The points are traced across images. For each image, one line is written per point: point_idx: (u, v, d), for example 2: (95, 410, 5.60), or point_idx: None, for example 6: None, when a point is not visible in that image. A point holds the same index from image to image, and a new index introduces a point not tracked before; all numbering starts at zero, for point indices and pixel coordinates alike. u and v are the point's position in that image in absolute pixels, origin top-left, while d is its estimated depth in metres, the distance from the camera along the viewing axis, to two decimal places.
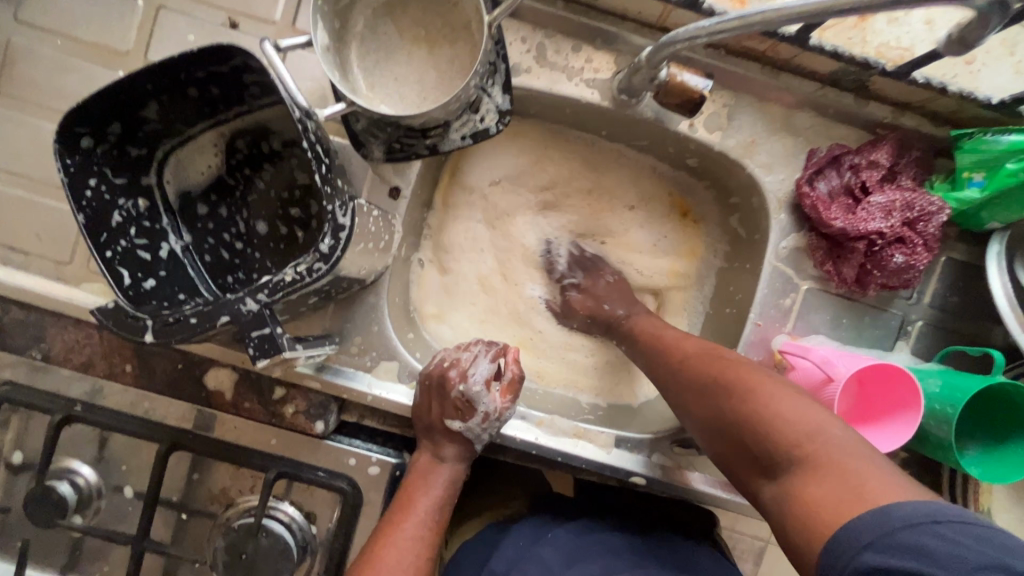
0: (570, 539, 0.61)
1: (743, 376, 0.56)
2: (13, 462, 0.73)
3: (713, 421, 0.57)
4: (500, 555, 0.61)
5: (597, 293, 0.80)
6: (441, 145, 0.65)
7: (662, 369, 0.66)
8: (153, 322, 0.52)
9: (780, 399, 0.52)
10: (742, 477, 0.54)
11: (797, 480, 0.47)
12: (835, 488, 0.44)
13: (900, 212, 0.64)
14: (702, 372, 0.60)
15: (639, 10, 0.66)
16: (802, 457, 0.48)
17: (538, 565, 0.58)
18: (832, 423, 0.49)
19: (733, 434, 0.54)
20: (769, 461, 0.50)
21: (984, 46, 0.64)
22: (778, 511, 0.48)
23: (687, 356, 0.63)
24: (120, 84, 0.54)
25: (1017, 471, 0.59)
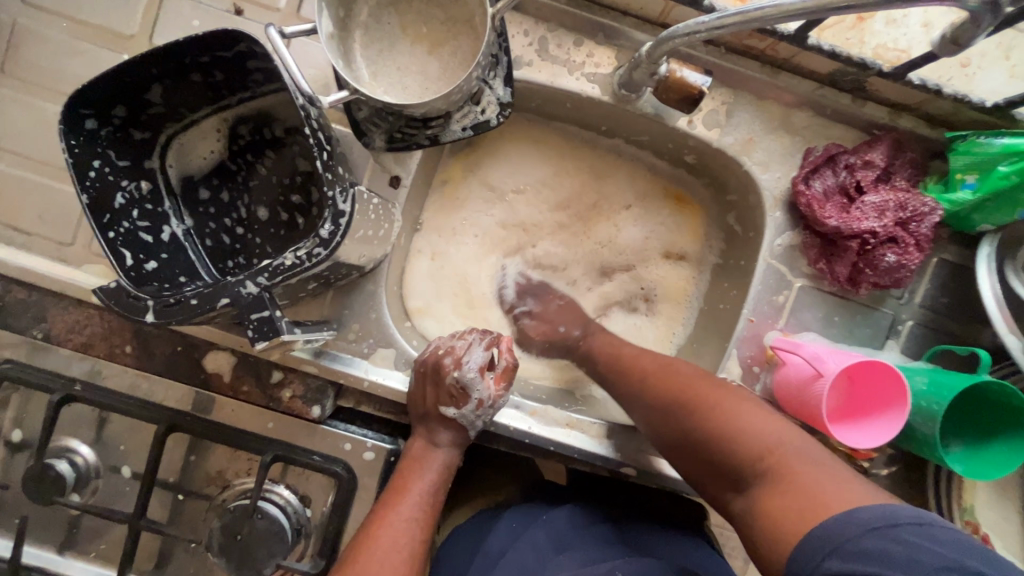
0: (561, 523, 0.63)
1: (703, 391, 0.59)
2: (13, 440, 0.74)
3: (678, 437, 0.59)
4: (493, 538, 0.62)
5: (549, 316, 0.79)
6: (441, 135, 0.66)
7: (620, 381, 0.68)
8: (155, 303, 0.53)
9: (739, 415, 0.55)
10: (709, 490, 0.57)
11: (761, 490, 0.50)
12: (796, 497, 0.47)
13: (893, 212, 0.65)
14: (660, 391, 0.62)
15: (641, 5, 0.66)
16: (765, 468, 0.51)
17: (529, 547, 0.59)
18: (787, 431, 0.53)
19: (698, 449, 0.57)
20: (736, 475, 0.53)
21: (980, 50, 0.65)
22: (744, 521, 0.51)
23: (646, 373, 0.65)
24: (126, 66, 0.55)
25: (1001, 469, 0.60)
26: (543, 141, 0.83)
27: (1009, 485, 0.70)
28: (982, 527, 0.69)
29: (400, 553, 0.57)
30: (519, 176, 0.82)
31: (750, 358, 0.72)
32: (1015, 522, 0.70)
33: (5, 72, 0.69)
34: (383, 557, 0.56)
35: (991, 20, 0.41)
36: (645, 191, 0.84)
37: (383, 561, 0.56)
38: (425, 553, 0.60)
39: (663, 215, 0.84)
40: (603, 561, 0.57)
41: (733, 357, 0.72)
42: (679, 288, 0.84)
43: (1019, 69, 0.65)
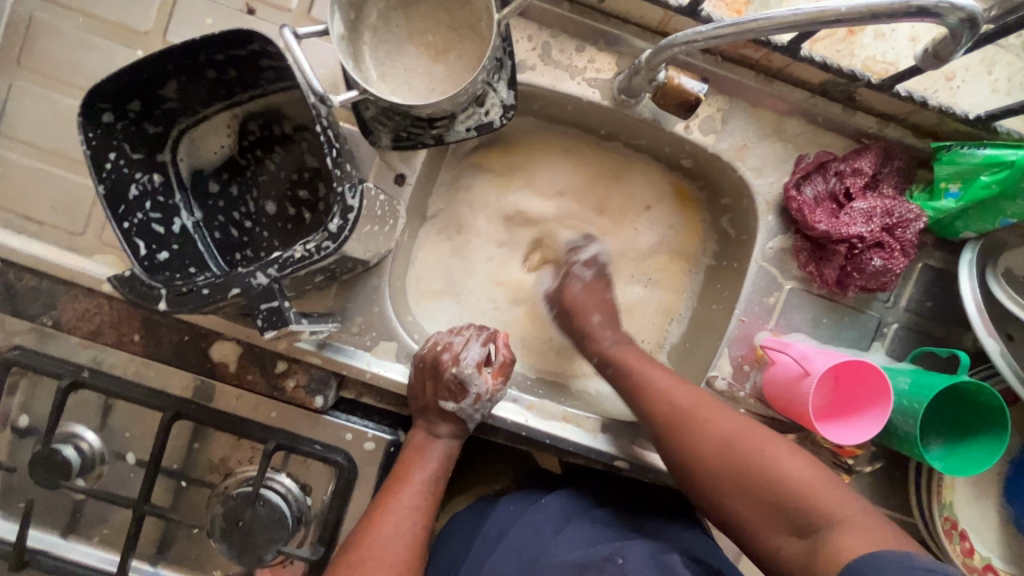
0: (557, 509, 0.66)
1: (754, 434, 0.60)
2: (20, 425, 0.75)
3: (737, 480, 0.59)
4: (491, 521, 0.66)
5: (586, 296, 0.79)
6: (446, 136, 0.68)
7: (658, 414, 0.66)
8: (168, 291, 0.55)
9: (801, 464, 0.57)
10: (757, 535, 0.57)
11: (825, 533, 0.53)
12: (866, 538, 0.51)
13: (880, 219, 0.68)
14: (716, 432, 0.62)
15: (641, 14, 0.69)
16: (840, 517, 0.53)
17: (527, 532, 0.63)
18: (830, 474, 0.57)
19: (759, 494, 0.57)
20: (803, 524, 0.55)
21: (964, 64, 0.67)
22: (810, 569, 0.53)
23: (695, 410, 0.64)
24: (143, 63, 0.57)
25: (977, 467, 0.62)
26: (544, 145, 0.85)
27: (988, 484, 0.73)
28: (961, 524, 0.72)
29: (402, 537, 0.60)
30: (521, 177, 0.85)
31: (741, 357, 0.75)
32: (993, 520, 0.73)
33: (21, 65, 0.70)
34: (384, 544, 0.58)
35: (966, 38, 0.44)
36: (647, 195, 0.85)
37: (385, 546, 0.58)
38: (427, 535, 0.62)
39: (663, 222, 0.86)
40: (599, 542, 0.61)
41: (725, 356, 0.75)
42: (674, 289, 0.87)
43: (1001, 84, 0.67)
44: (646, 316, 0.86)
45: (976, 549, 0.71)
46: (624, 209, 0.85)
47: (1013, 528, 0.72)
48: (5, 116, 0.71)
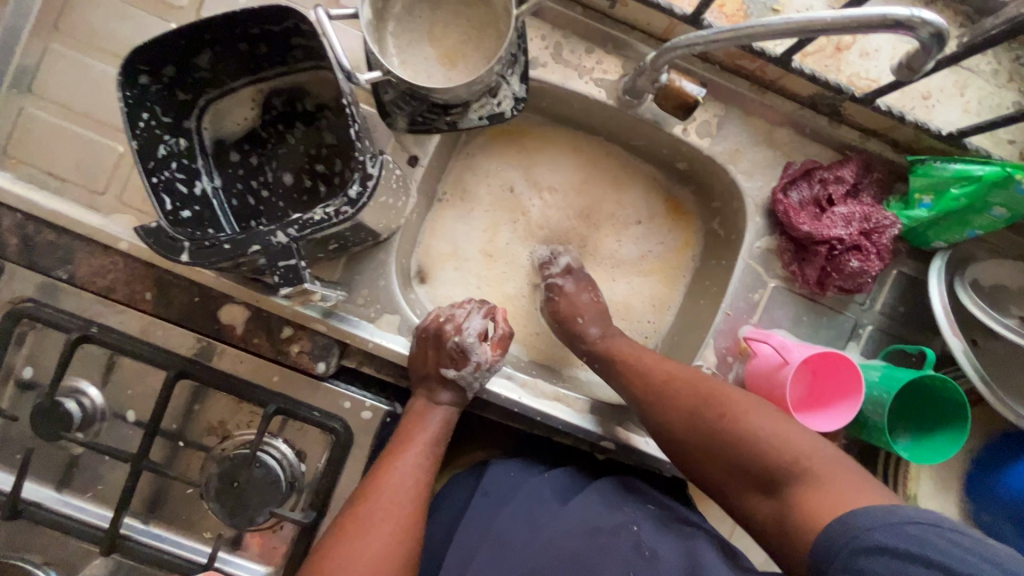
0: (560, 479, 0.71)
1: (724, 401, 0.64)
2: (23, 378, 0.77)
3: (705, 443, 0.64)
4: (492, 480, 0.72)
5: (578, 303, 0.80)
6: (459, 122, 0.72)
7: (639, 389, 0.71)
8: (191, 244, 0.58)
9: (762, 420, 0.61)
10: (732, 493, 0.62)
11: (795, 490, 0.57)
12: (830, 497, 0.54)
13: (859, 223, 0.73)
14: (684, 398, 0.66)
15: (648, 22, 0.74)
16: (798, 468, 0.57)
17: (531, 496, 0.68)
18: (797, 432, 0.60)
19: (726, 454, 0.62)
20: (767, 479, 0.59)
21: (937, 85, 0.73)
22: (777, 523, 0.58)
23: (669, 378, 0.69)
24: (184, 31, 0.61)
25: (940, 455, 0.67)
26: (549, 140, 0.90)
27: (952, 480, 0.77)
28: None
29: (407, 494, 0.62)
30: (502, 179, 0.90)
31: (726, 349, 0.79)
32: (954, 516, 0.77)
33: (57, 29, 0.74)
34: (389, 499, 0.61)
35: (935, 55, 0.49)
36: (622, 201, 0.91)
37: (391, 501, 0.61)
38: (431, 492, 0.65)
39: (634, 232, 0.91)
40: (609, 509, 0.65)
41: (711, 346, 0.79)
42: (667, 283, 0.91)
43: (972, 105, 0.73)
44: (632, 308, 0.91)
45: None
46: (598, 218, 0.91)
47: (974, 525, 0.76)
48: (39, 76, 0.74)
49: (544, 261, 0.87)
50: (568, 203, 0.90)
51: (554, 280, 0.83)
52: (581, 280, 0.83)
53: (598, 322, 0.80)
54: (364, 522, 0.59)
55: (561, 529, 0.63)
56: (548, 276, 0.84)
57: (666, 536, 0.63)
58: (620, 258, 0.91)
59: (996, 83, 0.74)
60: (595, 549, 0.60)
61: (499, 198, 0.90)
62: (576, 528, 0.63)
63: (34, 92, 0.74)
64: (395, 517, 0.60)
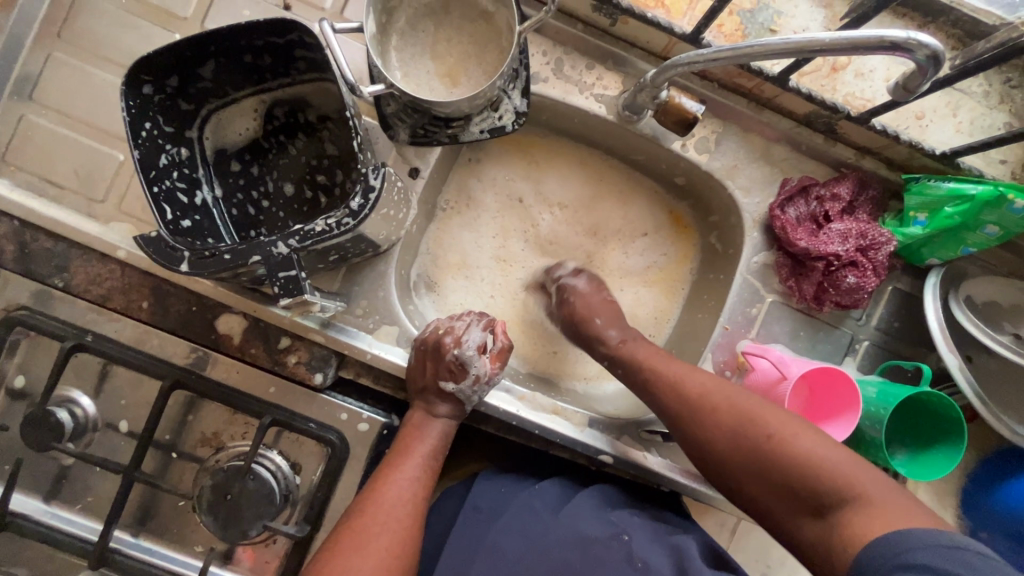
0: (555, 491, 0.71)
1: (767, 420, 0.63)
2: (15, 386, 0.76)
3: (748, 462, 0.63)
4: (482, 494, 0.71)
5: (592, 303, 0.81)
6: (461, 135, 0.73)
7: (673, 405, 0.70)
8: (190, 254, 0.58)
9: (808, 440, 0.60)
10: (776, 514, 0.61)
11: (843, 513, 0.56)
12: (881, 521, 0.53)
13: (855, 240, 0.74)
14: (726, 413, 0.65)
15: (648, 40, 0.75)
16: (847, 489, 0.57)
17: (526, 508, 0.67)
18: (843, 453, 0.59)
19: (770, 473, 0.61)
20: (812, 501, 0.58)
21: (931, 105, 0.73)
22: (823, 545, 0.57)
23: (708, 392, 0.68)
24: (188, 42, 0.61)
25: (937, 472, 0.67)
26: (549, 153, 0.90)
27: (948, 496, 0.77)
28: None
29: (405, 505, 0.62)
30: (510, 188, 0.90)
31: (723, 363, 0.79)
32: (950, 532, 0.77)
33: (60, 37, 0.74)
34: (387, 511, 0.60)
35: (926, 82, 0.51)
36: (629, 216, 0.91)
37: (389, 513, 0.60)
38: (429, 504, 0.65)
39: (633, 245, 0.91)
40: (603, 518, 0.65)
41: (708, 361, 0.79)
42: (665, 296, 0.91)
43: (965, 125, 0.72)
44: (638, 319, 0.91)
45: None
46: (602, 231, 0.91)
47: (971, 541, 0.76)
48: (40, 84, 0.74)
49: (551, 267, 0.88)
50: (574, 219, 0.91)
51: (566, 280, 0.84)
52: (592, 281, 0.85)
53: (616, 325, 0.80)
54: (363, 532, 0.58)
55: (556, 538, 0.63)
56: (559, 277, 0.86)
57: (660, 546, 0.62)
58: (623, 270, 0.91)
59: (987, 104, 0.73)
60: (588, 560, 0.61)
61: (506, 197, 0.90)
62: (570, 537, 0.63)
63: (35, 99, 0.74)
64: (394, 530, 0.60)
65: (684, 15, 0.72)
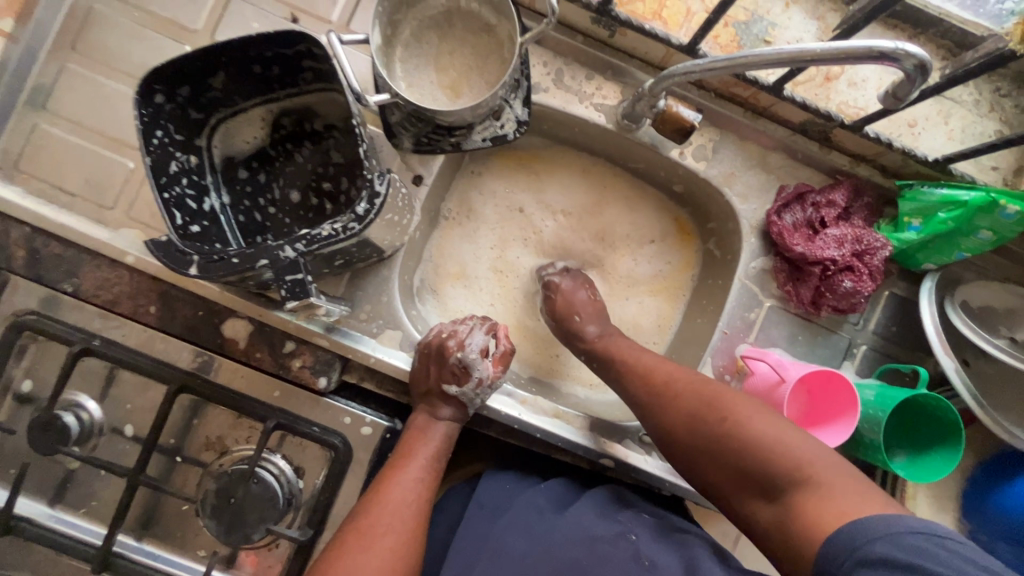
0: (556, 491, 0.71)
1: (726, 405, 0.64)
2: (22, 391, 0.77)
3: (706, 446, 0.63)
4: (485, 492, 0.73)
5: (574, 300, 0.83)
6: (463, 143, 0.75)
7: (640, 393, 0.71)
8: (199, 258, 0.59)
9: (765, 423, 0.61)
10: (734, 499, 0.62)
11: (796, 497, 0.56)
12: (831, 504, 0.54)
13: (851, 245, 0.75)
14: (687, 399, 0.66)
15: (646, 51, 0.77)
16: (800, 473, 0.57)
17: (529, 507, 0.68)
18: (800, 436, 0.59)
19: (727, 457, 0.62)
20: (766, 484, 0.59)
21: (923, 113, 0.74)
22: (778, 530, 0.57)
23: (671, 379, 0.69)
24: (200, 53, 0.63)
25: (936, 474, 0.68)
26: (551, 161, 0.91)
27: (948, 499, 0.77)
28: None
29: (409, 506, 0.62)
30: (512, 197, 0.91)
31: (723, 367, 0.80)
32: None
33: (74, 49, 0.76)
34: (392, 512, 0.61)
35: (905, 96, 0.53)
36: (632, 223, 0.92)
37: (394, 513, 0.61)
38: (432, 506, 0.65)
39: (634, 252, 0.92)
40: (608, 519, 0.65)
41: (708, 365, 0.80)
42: (666, 302, 0.92)
43: (957, 132, 0.74)
44: (641, 327, 0.92)
45: None
46: (604, 239, 0.92)
47: None
48: (54, 94, 0.76)
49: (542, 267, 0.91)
50: (577, 228, 0.92)
51: (553, 278, 0.86)
52: (577, 279, 0.86)
53: (595, 321, 0.81)
54: (368, 533, 0.59)
55: (561, 535, 0.63)
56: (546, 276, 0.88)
57: (671, 549, 0.62)
58: (625, 276, 0.92)
59: (978, 111, 0.74)
60: (595, 558, 0.60)
61: (507, 204, 0.91)
62: (576, 536, 0.63)
63: (48, 109, 0.76)
64: (396, 529, 0.60)
65: (681, 26, 0.74)
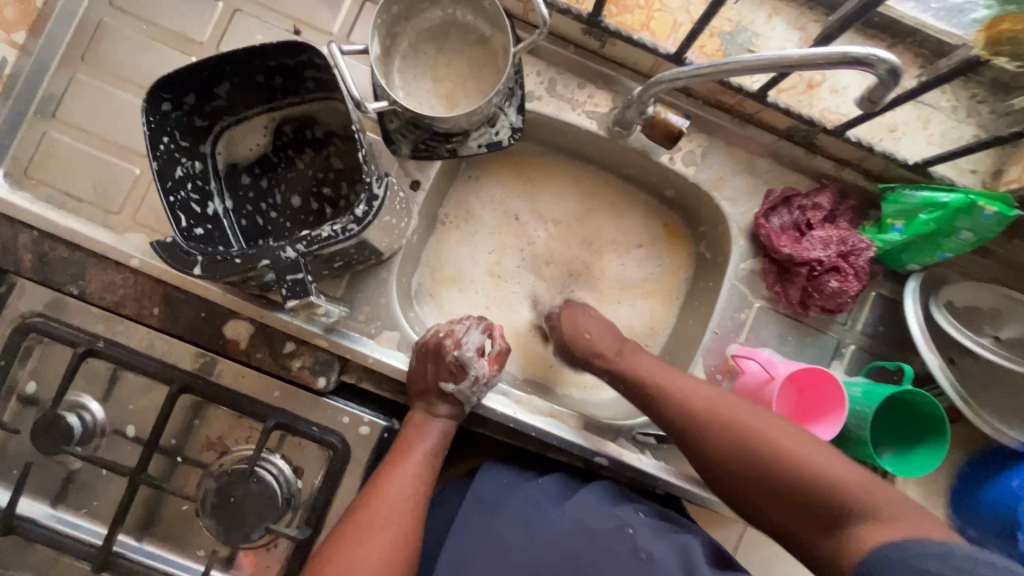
0: (555, 486, 0.72)
1: (770, 435, 0.65)
2: (26, 392, 0.78)
3: (756, 477, 0.65)
4: (484, 484, 0.72)
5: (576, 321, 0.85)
6: (460, 149, 0.78)
7: (680, 424, 0.71)
8: (203, 259, 0.61)
9: (811, 453, 0.63)
10: (785, 529, 0.63)
11: (850, 526, 0.58)
12: (888, 533, 0.55)
13: (836, 246, 0.77)
14: (728, 430, 0.68)
15: (636, 60, 0.80)
16: (845, 500, 0.59)
17: (527, 501, 0.69)
18: (846, 465, 0.62)
19: (778, 484, 0.63)
20: (819, 515, 0.60)
21: (902, 119, 0.77)
22: (833, 559, 0.58)
23: (711, 406, 0.70)
24: (205, 63, 0.65)
25: (923, 468, 0.69)
26: (546, 168, 0.94)
27: (937, 496, 0.79)
28: None
29: (406, 501, 0.64)
30: (507, 203, 0.94)
31: (714, 367, 0.82)
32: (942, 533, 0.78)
33: (84, 60, 0.79)
34: (390, 506, 0.63)
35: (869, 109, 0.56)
36: (625, 227, 0.94)
37: (391, 507, 0.63)
38: (430, 501, 0.67)
39: (628, 256, 0.94)
40: (608, 511, 0.67)
41: (699, 365, 0.82)
42: (659, 304, 0.94)
43: (936, 137, 0.76)
44: (634, 330, 0.93)
45: None
46: (598, 244, 0.94)
47: None
48: (63, 104, 0.78)
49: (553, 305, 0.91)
50: (571, 233, 0.94)
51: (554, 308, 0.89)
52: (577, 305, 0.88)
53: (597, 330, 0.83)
54: (366, 526, 0.61)
55: (559, 530, 0.65)
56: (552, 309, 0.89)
57: (666, 541, 0.64)
58: (620, 279, 0.94)
59: (956, 117, 0.77)
60: (593, 551, 0.63)
61: (502, 211, 0.94)
62: (575, 528, 0.65)
63: (58, 118, 0.78)
64: (396, 525, 0.62)
65: (668, 36, 0.77)
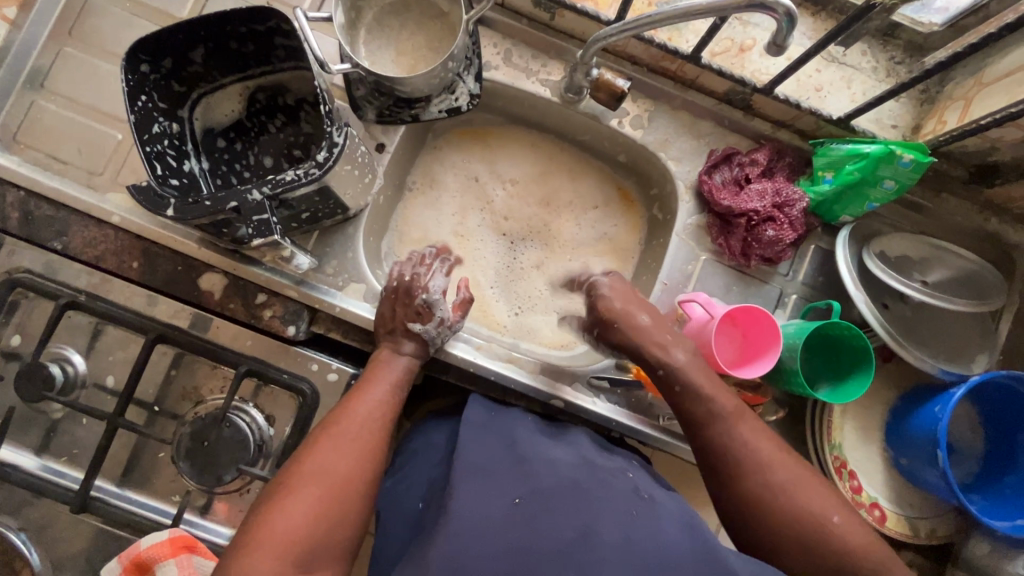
0: (541, 426, 0.75)
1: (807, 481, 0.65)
2: (10, 344, 0.82)
3: (782, 515, 0.63)
4: (472, 412, 0.73)
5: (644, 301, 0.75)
6: (422, 114, 0.84)
7: (729, 443, 0.67)
8: (176, 201, 0.66)
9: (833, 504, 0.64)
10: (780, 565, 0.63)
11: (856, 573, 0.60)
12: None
13: (771, 197, 0.83)
14: (766, 493, 0.64)
15: (584, 31, 0.87)
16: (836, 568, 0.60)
17: (522, 438, 0.69)
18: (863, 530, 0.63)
19: (774, 544, 0.63)
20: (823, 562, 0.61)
21: (827, 80, 0.85)
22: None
23: (762, 466, 0.66)
24: (182, 27, 0.71)
25: (850, 396, 0.75)
26: (508, 137, 1.00)
27: (874, 432, 0.84)
28: (849, 464, 0.82)
29: (373, 420, 0.69)
30: (469, 168, 0.99)
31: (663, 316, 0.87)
32: (879, 467, 0.83)
33: (71, 34, 0.85)
34: (358, 423, 0.68)
35: (775, 55, 0.62)
36: (580, 190, 1.00)
37: (361, 424, 0.68)
38: (393, 428, 0.71)
39: (587, 220, 1.00)
40: (607, 458, 0.70)
41: None
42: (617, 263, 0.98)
43: (858, 95, 0.85)
44: None
45: (864, 489, 0.82)
46: (558, 206, 1.00)
47: (897, 474, 0.83)
48: (51, 74, 0.84)
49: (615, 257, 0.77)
50: (528, 194, 1.00)
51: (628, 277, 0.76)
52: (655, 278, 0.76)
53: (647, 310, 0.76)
54: (334, 434, 0.66)
55: (563, 461, 0.65)
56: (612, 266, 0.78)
57: (662, 491, 0.66)
58: (576, 240, 0.99)
59: (877, 76, 0.85)
60: (595, 480, 0.63)
61: (465, 180, 0.99)
62: (578, 463, 0.66)
63: (45, 87, 0.84)
64: (362, 437, 0.67)
65: (610, 5, 0.84)
